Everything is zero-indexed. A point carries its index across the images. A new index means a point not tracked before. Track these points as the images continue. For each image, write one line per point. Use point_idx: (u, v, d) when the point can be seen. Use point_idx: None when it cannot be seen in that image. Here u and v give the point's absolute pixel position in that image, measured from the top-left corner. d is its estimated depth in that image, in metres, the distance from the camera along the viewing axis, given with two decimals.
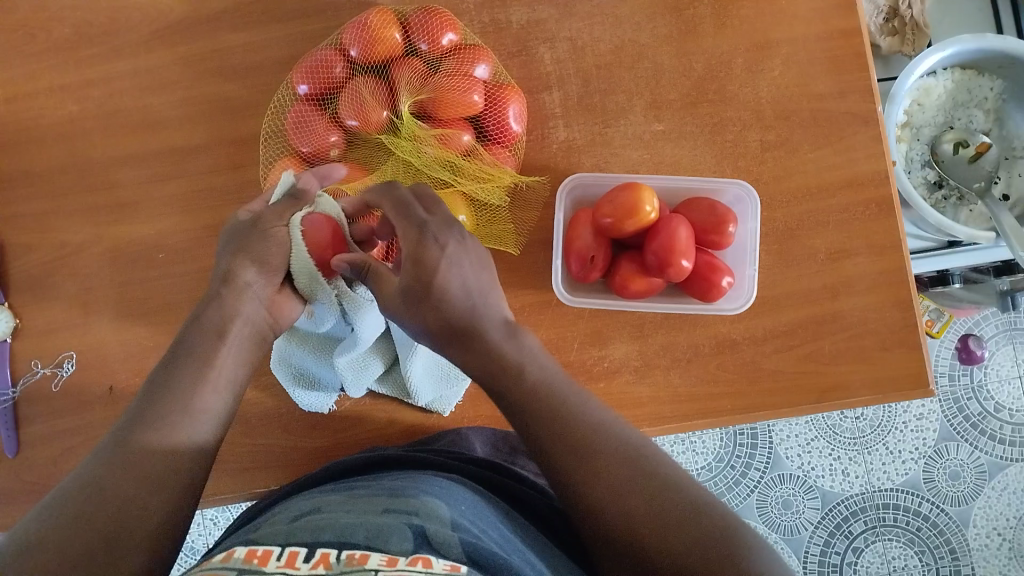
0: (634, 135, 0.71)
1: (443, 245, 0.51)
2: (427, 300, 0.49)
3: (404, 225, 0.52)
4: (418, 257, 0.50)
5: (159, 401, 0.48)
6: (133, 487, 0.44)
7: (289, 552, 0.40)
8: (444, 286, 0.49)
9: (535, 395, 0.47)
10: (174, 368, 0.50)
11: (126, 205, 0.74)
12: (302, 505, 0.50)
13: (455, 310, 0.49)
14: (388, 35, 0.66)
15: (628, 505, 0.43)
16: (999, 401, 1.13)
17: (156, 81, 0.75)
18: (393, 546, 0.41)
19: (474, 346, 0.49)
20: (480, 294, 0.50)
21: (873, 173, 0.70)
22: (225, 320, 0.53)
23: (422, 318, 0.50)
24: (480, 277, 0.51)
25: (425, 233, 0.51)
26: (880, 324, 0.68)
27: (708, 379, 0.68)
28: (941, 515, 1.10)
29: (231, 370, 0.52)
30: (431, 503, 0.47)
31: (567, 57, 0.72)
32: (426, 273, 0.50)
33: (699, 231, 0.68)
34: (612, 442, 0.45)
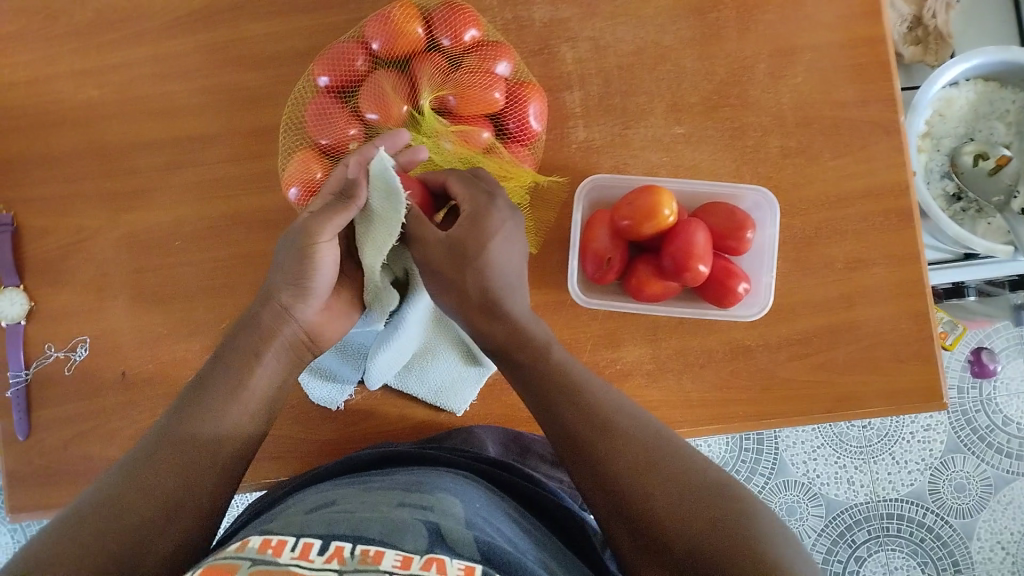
0: (654, 137, 0.71)
1: (502, 219, 0.54)
2: (476, 263, 0.53)
3: (472, 190, 0.55)
4: (478, 220, 0.54)
5: (191, 409, 0.50)
6: (148, 490, 0.45)
7: (304, 543, 0.41)
8: (492, 260, 0.53)
9: (548, 377, 0.52)
10: (208, 391, 0.51)
11: (145, 191, 0.74)
12: (318, 495, 0.50)
13: (491, 281, 0.54)
14: (411, 29, 0.66)
15: (650, 497, 0.44)
16: (1008, 414, 1.13)
17: (177, 69, 0.74)
18: (408, 544, 0.41)
19: (502, 315, 0.54)
20: (511, 276, 0.55)
21: (893, 183, 0.69)
22: (262, 341, 0.54)
23: (464, 275, 0.53)
24: (517, 263, 0.55)
25: (492, 202, 0.54)
26: (895, 336, 0.68)
27: (721, 385, 0.68)
28: (945, 527, 1.10)
29: (263, 390, 0.53)
30: (446, 500, 0.48)
31: (589, 57, 0.72)
32: (484, 241, 0.53)
33: (717, 235, 0.68)
34: (629, 435, 0.48)
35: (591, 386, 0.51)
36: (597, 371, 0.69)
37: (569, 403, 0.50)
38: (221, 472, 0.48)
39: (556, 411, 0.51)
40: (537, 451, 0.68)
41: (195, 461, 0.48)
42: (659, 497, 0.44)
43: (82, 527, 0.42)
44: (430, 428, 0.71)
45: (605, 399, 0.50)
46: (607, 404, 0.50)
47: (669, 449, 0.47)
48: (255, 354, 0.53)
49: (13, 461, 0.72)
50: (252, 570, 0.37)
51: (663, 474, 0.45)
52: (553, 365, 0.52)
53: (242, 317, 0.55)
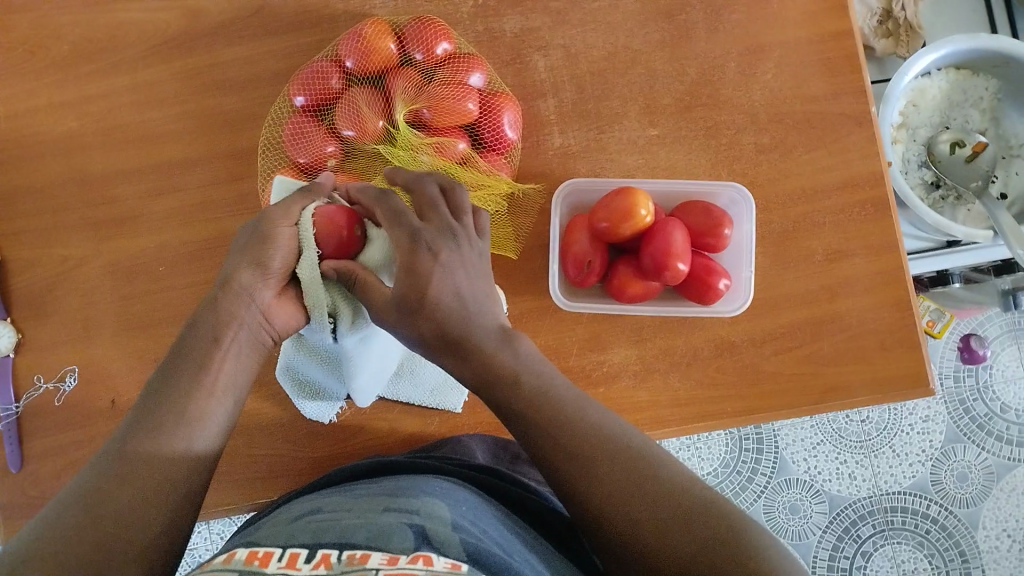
0: (630, 140, 0.72)
1: (436, 254, 0.51)
2: (425, 310, 0.50)
3: (394, 233, 0.52)
4: (410, 264, 0.50)
5: (153, 418, 0.48)
6: (128, 494, 0.45)
7: (290, 554, 0.41)
8: (441, 298, 0.50)
9: (528, 402, 0.48)
10: (173, 383, 0.50)
11: (127, 219, 0.74)
12: (304, 505, 0.50)
13: (451, 321, 0.50)
14: (383, 45, 0.67)
15: (636, 526, 0.43)
16: (1005, 402, 1.15)
17: (155, 97, 0.75)
18: (395, 545, 0.42)
19: (470, 356, 0.50)
20: (472, 306, 0.51)
21: (868, 173, 0.70)
22: (222, 325, 0.53)
23: (417, 330, 0.50)
24: (475, 287, 0.51)
25: (417, 241, 0.51)
26: (877, 325, 0.68)
27: (708, 382, 0.68)
28: (949, 518, 1.12)
29: (227, 374, 0.52)
30: (431, 503, 0.48)
31: (561, 64, 0.73)
32: (424, 284, 0.50)
33: (695, 234, 0.68)
34: (611, 456, 0.45)
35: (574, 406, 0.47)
36: (585, 375, 0.69)
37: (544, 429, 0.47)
38: (195, 484, 0.48)
39: (534, 432, 0.47)
40: (525, 457, 0.68)
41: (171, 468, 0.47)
42: (643, 518, 0.43)
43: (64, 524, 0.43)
44: (422, 439, 0.72)
45: (592, 426, 0.47)
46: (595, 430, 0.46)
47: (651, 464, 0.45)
48: (220, 346, 0.52)
49: (7, 494, 0.72)
50: None
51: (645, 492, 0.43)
52: (527, 393, 0.48)
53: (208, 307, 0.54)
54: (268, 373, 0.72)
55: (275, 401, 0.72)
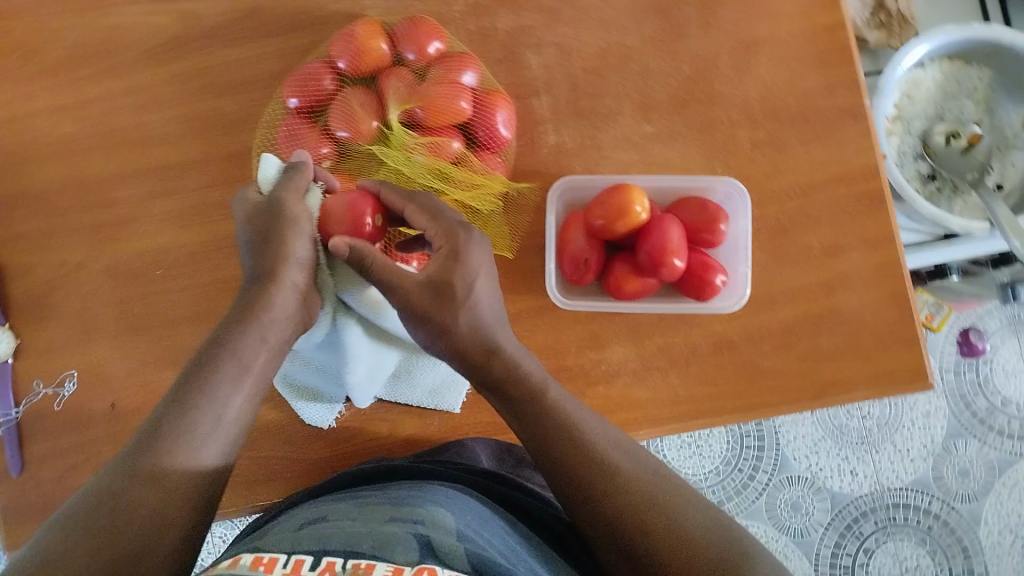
0: (625, 137, 0.71)
1: (477, 249, 0.57)
2: (465, 300, 0.56)
3: (435, 224, 0.57)
4: (457, 253, 0.56)
5: (194, 418, 0.50)
6: (155, 496, 0.46)
7: (295, 560, 0.42)
8: (477, 292, 0.56)
9: (555, 417, 0.54)
10: (211, 373, 0.52)
11: (124, 223, 0.74)
12: (309, 513, 0.51)
13: (483, 318, 0.56)
14: (375, 46, 0.68)
15: (654, 537, 0.48)
16: (1006, 396, 1.15)
17: (149, 100, 0.75)
18: (399, 557, 0.43)
19: (500, 361, 0.56)
20: (496, 312, 0.58)
21: (864, 167, 0.70)
22: (267, 323, 0.55)
23: (454, 318, 0.56)
24: (495, 292, 0.58)
25: (465, 233, 0.57)
26: (875, 319, 0.68)
27: (706, 379, 0.68)
28: (952, 513, 1.12)
29: (263, 373, 0.54)
30: (436, 512, 0.48)
31: (554, 62, 0.73)
32: (467, 276, 0.56)
33: (692, 230, 0.68)
34: (633, 475, 0.52)
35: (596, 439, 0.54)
36: (584, 373, 0.69)
37: (568, 440, 0.53)
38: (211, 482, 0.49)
39: (556, 448, 0.53)
40: (529, 460, 0.71)
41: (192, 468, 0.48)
42: (659, 537, 0.48)
43: (87, 520, 0.44)
44: (422, 441, 0.72)
45: (620, 456, 0.53)
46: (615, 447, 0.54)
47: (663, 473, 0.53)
48: (261, 336, 0.55)
49: (6, 501, 0.71)
50: None
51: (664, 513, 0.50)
52: (548, 410, 0.55)
53: (241, 303, 0.56)
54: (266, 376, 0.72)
55: (273, 404, 0.72)
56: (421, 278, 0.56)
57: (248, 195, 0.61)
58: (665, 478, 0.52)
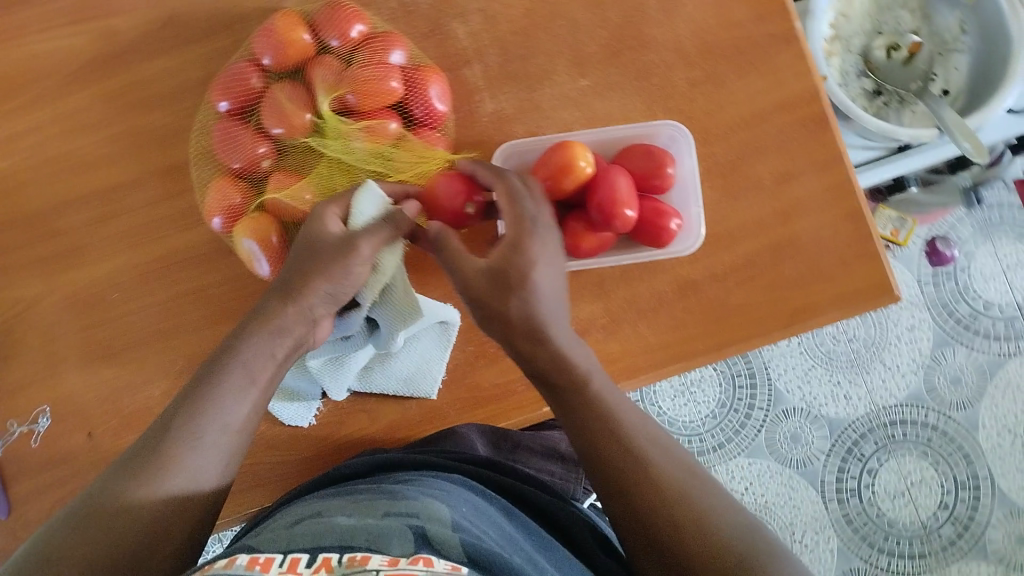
0: (562, 95, 0.71)
1: (545, 244, 0.57)
2: (518, 288, 0.54)
3: (511, 212, 0.59)
4: (519, 241, 0.56)
5: (196, 428, 0.51)
6: (156, 498, 0.48)
7: (291, 559, 0.41)
8: (537, 284, 0.55)
9: (596, 404, 0.52)
10: (219, 382, 0.53)
11: (74, 251, 0.73)
12: (304, 510, 0.51)
13: (535, 305, 0.54)
14: (297, 37, 0.67)
15: (682, 532, 0.46)
16: (987, 299, 1.15)
17: (80, 124, 0.74)
18: (395, 550, 0.42)
19: (545, 346, 0.54)
20: (552, 301, 0.56)
21: (804, 91, 0.70)
22: (281, 337, 0.56)
23: (503, 304, 0.54)
24: (558, 285, 0.57)
25: (534, 227, 0.58)
26: (834, 240, 0.68)
27: (676, 323, 0.68)
28: (949, 422, 1.13)
29: (265, 387, 0.55)
30: (431, 505, 0.49)
31: (481, 29, 0.72)
32: (529, 267, 0.55)
33: (641, 177, 0.68)
34: (664, 470, 0.49)
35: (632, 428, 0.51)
36: None
37: (602, 422, 0.52)
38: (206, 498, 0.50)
39: (589, 434, 0.52)
40: (525, 445, 0.77)
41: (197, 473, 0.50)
42: (686, 532, 0.46)
43: (86, 519, 0.46)
44: (404, 425, 0.71)
45: (649, 439, 0.51)
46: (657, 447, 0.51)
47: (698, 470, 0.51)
48: (271, 351, 0.55)
49: None
50: None
51: (690, 505, 0.47)
52: (588, 400, 0.53)
53: (261, 302, 0.58)
54: None
55: None
56: (484, 268, 0.56)
57: (322, 214, 0.60)
58: (697, 474, 0.50)
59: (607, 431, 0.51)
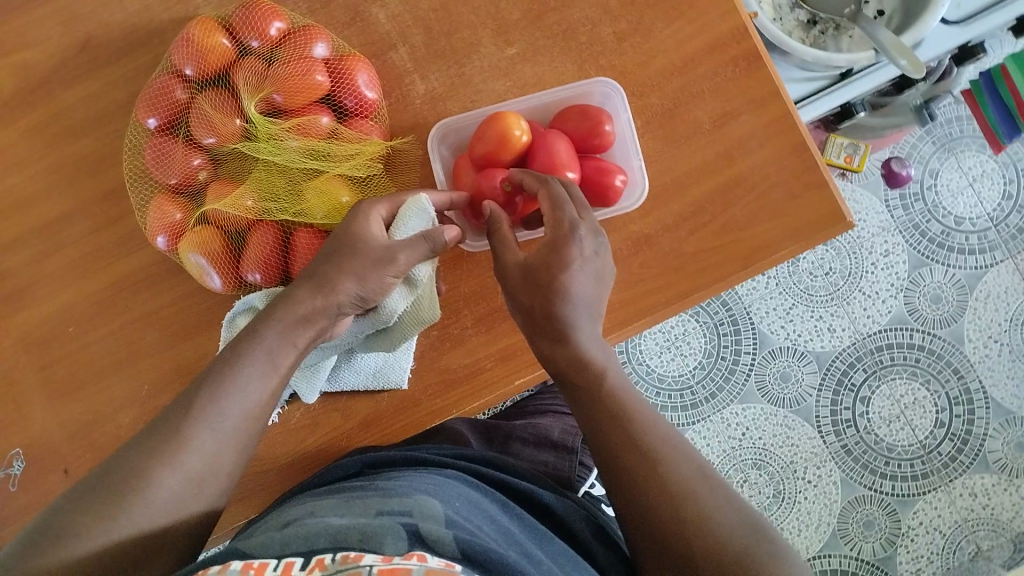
0: (492, 66, 0.70)
1: (584, 248, 0.56)
2: (551, 287, 0.55)
3: (552, 217, 0.57)
4: (558, 247, 0.56)
5: (217, 417, 0.50)
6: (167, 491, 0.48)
7: (286, 563, 0.41)
8: (570, 288, 0.55)
9: (614, 399, 0.52)
10: (241, 370, 0.52)
11: (23, 289, 0.72)
12: (297, 511, 0.51)
13: (564, 307, 0.55)
14: (215, 42, 0.65)
15: (690, 537, 0.47)
16: (957, 214, 1.15)
17: (11, 161, 0.73)
18: (389, 547, 0.42)
19: (566, 345, 0.54)
20: (589, 304, 0.56)
21: (733, 30, 0.69)
22: (308, 326, 0.55)
23: (530, 302, 0.56)
24: (595, 290, 0.57)
25: (575, 232, 0.56)
26: (782, 175, 0.68)
27: (636, 280, 0.67)
28: (935, 340, 1.13)
29: (283, 373, 0.54)
30: (426, 502, 0.49)
31: (401, 11, 0.71)
32: (563, 271, 0.55)
33: (580, 139, 0.67)
34: (676, 466, 0.49)
35: (648, 428, 0.51)
36: None
37: (611, 421, 0.52)
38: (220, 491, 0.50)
39: (604, 426, 0.52)
40: (516, 435, 0.77)
41: (215, 456, 0.50)
42: (694, 537, 0.47)
43: (101, 502, 0.46)
44: (380, 417, 0.71)
45: (664, 435, 0.51)
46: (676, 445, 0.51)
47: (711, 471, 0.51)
48: (294, 339, 0.55)
49: None
50: None
51: (699, 507, 0.48)
52: (603, 396, 0.53)
53: (288, 287, 0.57)
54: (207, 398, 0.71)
55: None
56: (521, 263, 0.57)
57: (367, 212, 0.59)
58: (706, 472, 0.50)
59: (618, 429, 0.51)
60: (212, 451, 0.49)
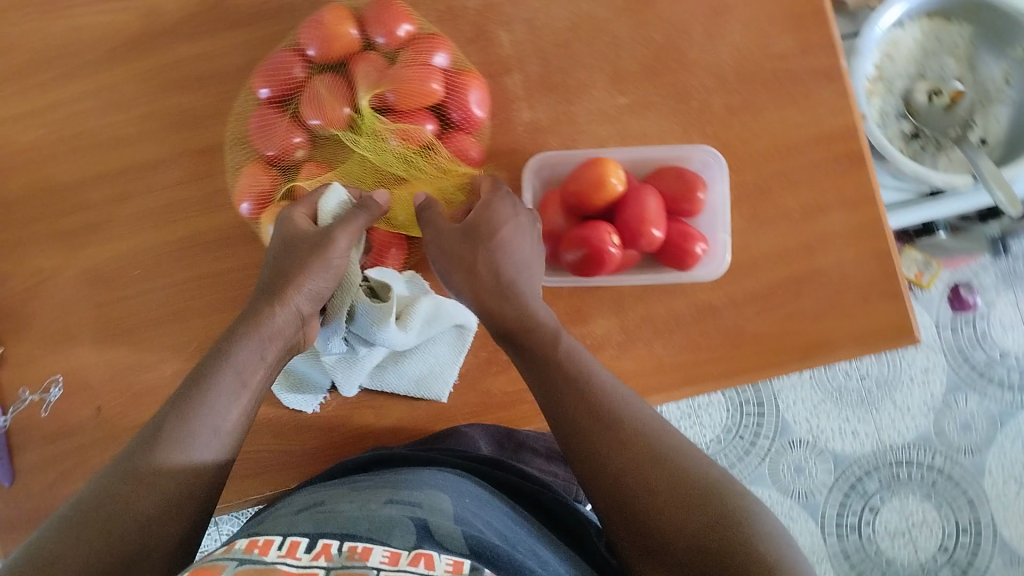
0: (599, 110, 0.71)
1: (515, 211, 0.62)
2: (490, 239, 0.60)
3: (484, 188, 0.64)
4: (490, 204, 0.62)
5: (183, 428, 0.49)
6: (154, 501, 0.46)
7: (290, 543, 0.42)
8: (506, 238, 0.61)
9: (604, 403, 0.51)
10: (210, 384, 0.51)
11: (102, 225, 0.74)
12: (306, 499, 0.51)
13: (502, 264, 0.60)
14: (343, 31, 0.67)
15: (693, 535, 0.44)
16: (1004, 348, 1.15)
17: (120, 100, 0.75)
18: (396, 541, 0.42)
19: (512, 301, 0.59)
20: (525, 267, 0.61)
21: (842, 128, 0.69)
22: (273, 336, 0.56)
23: (472, 255, 0.60)
24: (530, 254, 0.62)
25: (501, 195, 0.63)
26: (859, 278, 0.68)
27: (693, 348, 0.68)
28: (955, 467, 1.12)
29: (257, 382, 0.54)
30: (434, 496, 0.49)
31: (525, 38, 0.72)
32: (492, 224, 0.61)
33: (671, 200, 0.68)
34: (682, 468, 0.47)
35: (634, 422, 0.50)
36: None
37: (597, 421, 0.50)
38: (202, 502, 0.48)
39: (586, 426, 0.50)
40: (530, 445, 0.72)
41: (189, 472, 0.47)
42: (690, 533, 0.44)
43: (86, 519, 0.44)
44: (411, 425, 0.72)
45: (642, 421, 0.50)
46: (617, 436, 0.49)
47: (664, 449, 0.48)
48: (262, 353, 0.55)
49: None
50: (239, 569, 0.38)
51: (701, 502, 0.45)
52: (592, 394, 0.51)
53: (252, 307, 0.58)
54: None
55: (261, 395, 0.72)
56: (455, 229, 0.62)
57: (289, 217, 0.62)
58: (724, 480, 0.46)
59: (587, 410, 0.51)
60: (187, 473, 0.47)
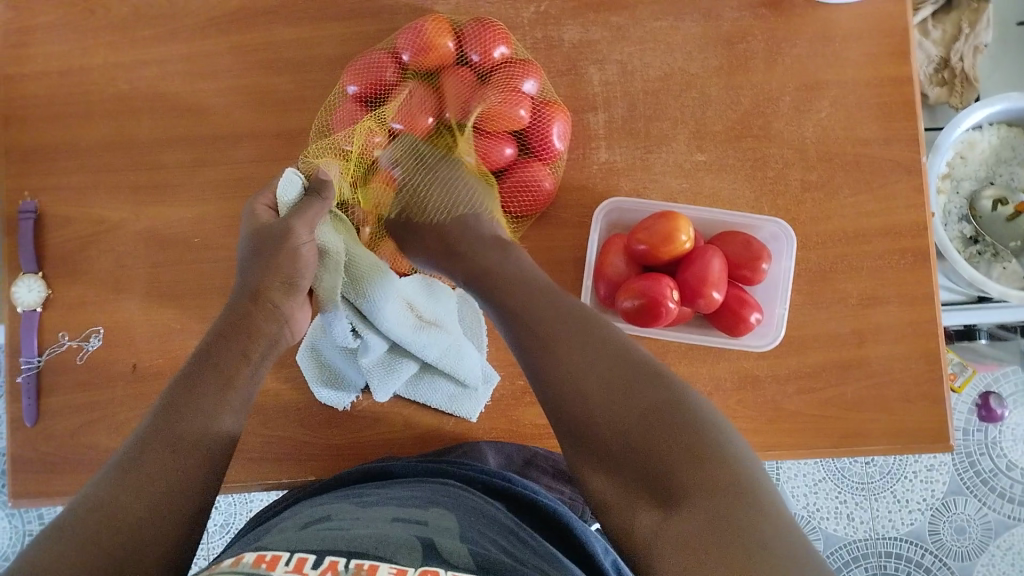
0: (676, 164, 0.71)
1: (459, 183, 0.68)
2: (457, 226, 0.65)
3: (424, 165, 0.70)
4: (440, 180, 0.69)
5: (173, 422, 0.47)
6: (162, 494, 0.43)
7: (298, 558, 0.41)
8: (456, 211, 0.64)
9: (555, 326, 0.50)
10: (196, 386, 0.50)
11: (166, 187, 0.74)
12: (315, 511, 0.51)
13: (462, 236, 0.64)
14: (440, 44, 0.67)
15: (666, 471, 0.41)
16: (1012, 459, 1.13)
17: (208, 69, 0.75)
18: (403, 559, 0.42)
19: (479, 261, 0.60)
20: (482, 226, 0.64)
21: (913, 223, 0.70)
22: (252, 340, 0.56)
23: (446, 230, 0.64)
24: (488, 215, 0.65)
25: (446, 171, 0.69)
26: (904, 375, 0.68)
27: (728, 414, 0.68)
28: (942, 569, 1.11)
29: (246, 382, 0.53)
30: (443, 518, 0.49)
31: (615, 80, 0.72)
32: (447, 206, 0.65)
33: (732, 264, 0.68)
34: (635, 395, 0.44)
35: (606, 352, 0.47)
36: None
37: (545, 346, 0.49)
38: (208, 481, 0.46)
39: (548, 354, 0.49)
40: (540, 464, 0.68)
41: (196, 458, 0.46)
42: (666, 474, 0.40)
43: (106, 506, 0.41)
44: (437, 439, 0.72)
45: (606, 349, 0.47)
46: (600, 380, 0.46)
47: (655, 384, 0.44)
48: (248, 350, 0.55)
49: (20, 446, 0.73)
50: None
51: (671, 436, 0.42)
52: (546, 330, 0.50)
53: (232, 311, 0.57)
54: (289, 353, 0.72)
55: (294, 383, 0.72)
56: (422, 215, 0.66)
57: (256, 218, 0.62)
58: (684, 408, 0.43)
59: (558, 330, 0.49)
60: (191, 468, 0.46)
